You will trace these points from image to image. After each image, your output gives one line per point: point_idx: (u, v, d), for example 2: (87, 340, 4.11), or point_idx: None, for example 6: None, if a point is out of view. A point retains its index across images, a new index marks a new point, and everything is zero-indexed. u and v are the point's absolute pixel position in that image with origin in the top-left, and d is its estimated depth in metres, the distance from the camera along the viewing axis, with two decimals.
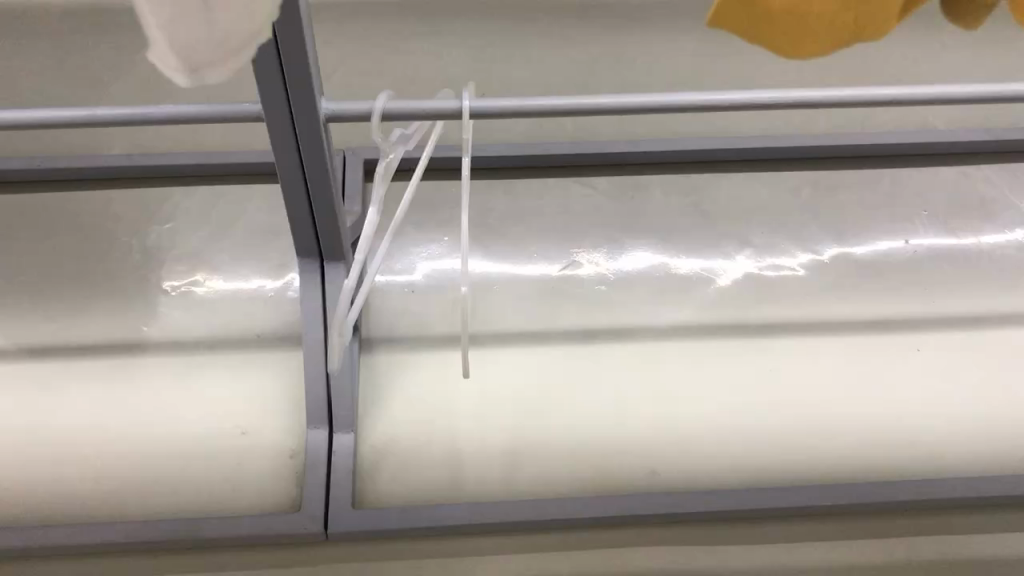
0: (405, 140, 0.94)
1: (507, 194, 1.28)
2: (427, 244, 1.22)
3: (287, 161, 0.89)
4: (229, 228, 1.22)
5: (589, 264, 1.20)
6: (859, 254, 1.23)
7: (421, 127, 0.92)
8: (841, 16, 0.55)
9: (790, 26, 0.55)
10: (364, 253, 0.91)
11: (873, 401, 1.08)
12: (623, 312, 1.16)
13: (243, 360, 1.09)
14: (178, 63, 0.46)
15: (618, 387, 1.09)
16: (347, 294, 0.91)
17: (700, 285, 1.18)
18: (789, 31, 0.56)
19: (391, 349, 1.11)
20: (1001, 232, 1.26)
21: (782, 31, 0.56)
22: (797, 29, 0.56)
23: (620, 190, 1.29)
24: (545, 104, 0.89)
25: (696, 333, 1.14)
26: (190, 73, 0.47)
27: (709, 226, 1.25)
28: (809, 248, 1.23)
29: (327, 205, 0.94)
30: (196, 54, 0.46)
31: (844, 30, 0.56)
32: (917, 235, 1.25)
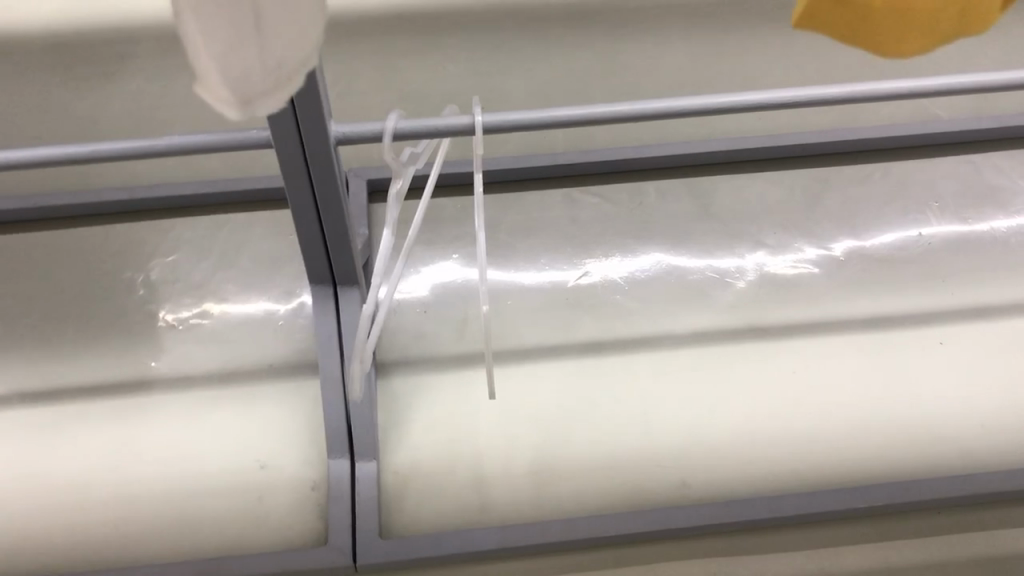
0: (416, 159, 0.92)
1: (513, 206, 1.26)
2: (435, 261, 1.20)
3: (298, 186, 0.86)
4: (234, 257, 1.20)
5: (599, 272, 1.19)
6: (871, 248, 1.21)
7: (432, 146, 0.90)
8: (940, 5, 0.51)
9: (887, 17, 0.51)
10: (380, 276, 0.89)
11: (899, 398, 1.07)
12: (641, 321, 1.14)
13: (258, 391, 1.07)
14: (231, 95, 0.45)
15: (640, 399, 1.07)
16: (366, 320, 0.89)
17: (715, 289, 1.17)
18: (884, 25, 0.52)
19: (408, 372, 1.08)
20: (1011, 218, 1.25)
21: (876, 23, 0.52)
22: (892, 23, 0.52)
23: (628, 196, 1.27)
24: (558, 114, 0.87)
25: (713, 338, 1.12)
26: (242, 106, 0.45)
27: (720, 229, 1.23)
28: (820, 243, 1.22)
29: (340, 231, 0.92)
30: (250, 84, 0.45)
31: (942, 24, 0.52)
32: (928, 226, 1.24)
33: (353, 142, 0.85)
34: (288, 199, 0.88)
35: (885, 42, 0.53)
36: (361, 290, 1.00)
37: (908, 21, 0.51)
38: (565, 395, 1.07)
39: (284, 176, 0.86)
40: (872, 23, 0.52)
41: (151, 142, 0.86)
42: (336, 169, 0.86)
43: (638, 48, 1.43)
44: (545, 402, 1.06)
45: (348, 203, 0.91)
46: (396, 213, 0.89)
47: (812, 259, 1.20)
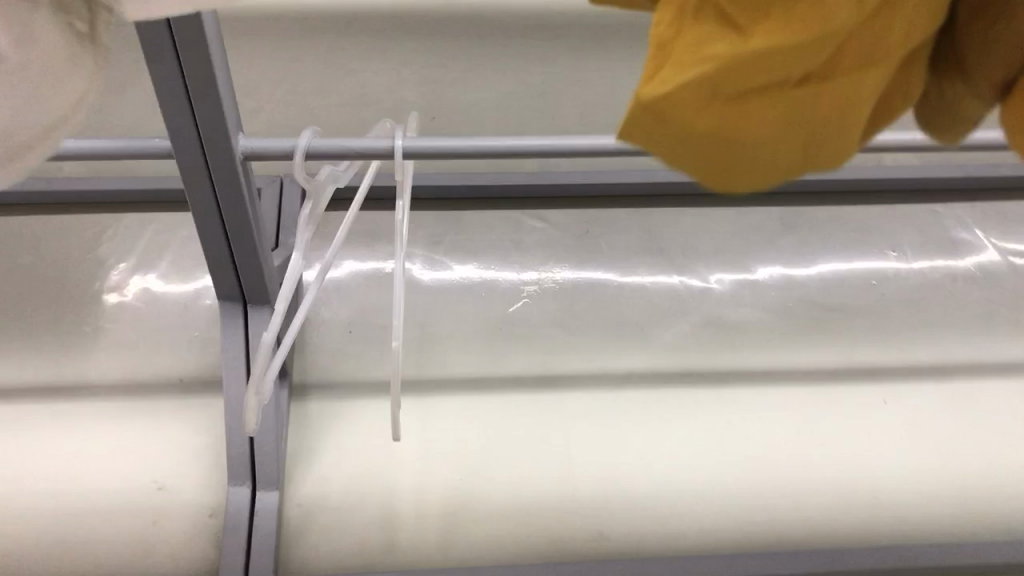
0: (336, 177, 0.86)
1: (455, 225, 1.20)
2: (357, 256, 1.15)
3: (201, 200, 0.81)
4: (156, 260, 1.14)
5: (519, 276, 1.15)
6: (802, 276, 1.18)
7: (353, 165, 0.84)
8: (791, 128, 0.43)
9: (734, 142, 0.42)
10: (284, 302, 0.82)
11: (835, 458, 1.02)
12: (576, 357, 1.09)
13: (164, 407, 1.01)
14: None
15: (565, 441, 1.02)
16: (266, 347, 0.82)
17: (657, 331, 1.11)
18: (728, 155, 0.43)
19: (325, 396, 1.03)
20: (955, 259, 1.22)
21: (720, 152, 0.43)
22: (737, 152, 0.43)
23: (575, 223, 1.21)
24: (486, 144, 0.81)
25: (648, 380, 1.07)
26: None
27: (669, 265, 1.18)
28: (749, 267, 1.18)
29: (249, 247, 0.86)
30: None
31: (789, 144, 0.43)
32: (867, 259, 1.21)
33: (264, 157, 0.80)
34: (192, 212, 0.83)
35: (725, 170, 0.44)
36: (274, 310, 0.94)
37: (753, 148, 0.43)
38: (487, 432, 1.02)
39: (187, 186, 0.80)
40: (718, 151, 0.42)
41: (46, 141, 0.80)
42: (244, 183, 0.81)
43: (602, 67, 1.37)
44: (466, 438, 1.01)
45: (259, 217, 0.86)
46: (308, 234, 0.83)
47: (763, 305, 1.15)
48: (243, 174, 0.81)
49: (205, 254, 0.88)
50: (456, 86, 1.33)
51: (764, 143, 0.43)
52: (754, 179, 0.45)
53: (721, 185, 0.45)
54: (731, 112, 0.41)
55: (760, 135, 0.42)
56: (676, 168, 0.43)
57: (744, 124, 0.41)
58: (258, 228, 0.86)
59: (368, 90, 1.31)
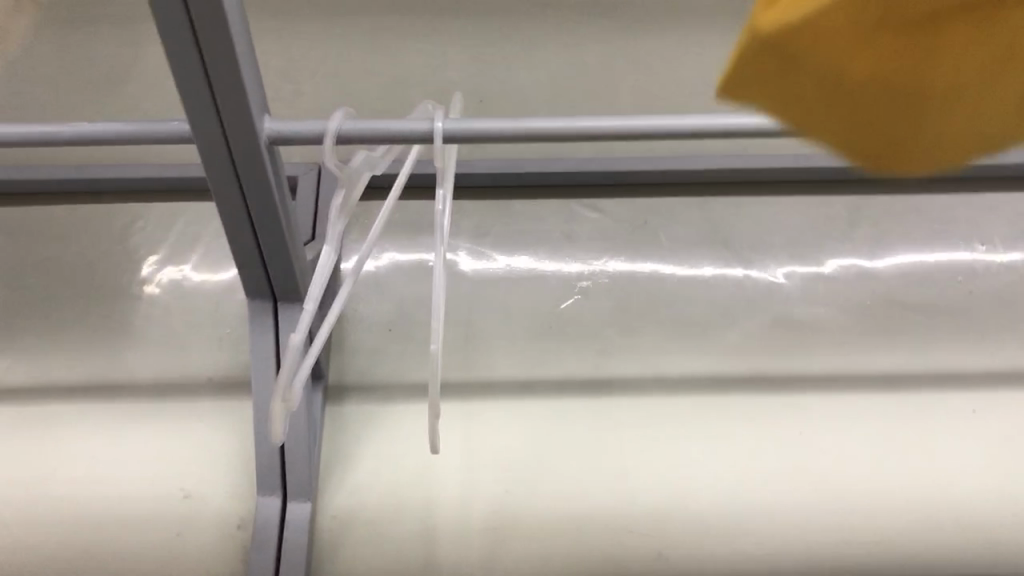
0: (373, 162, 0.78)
1: (503, 216, 1.12)
2: (393, 242, 1.08)
3: (226, 191, 0.74)
4: (186, 252, 1.08)
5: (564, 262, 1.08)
6: (873, 267, 1.08)
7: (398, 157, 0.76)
8: (968, 98, 0.40)
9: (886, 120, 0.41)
10: (314, 299, 0.73)
11: (915, 474, 0.93)
12: (631, 360, 1.00)
13: (191, 409, 0.95)
14: None
15: (621, 454, 0.94)
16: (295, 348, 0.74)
17: (722, 332, 1.02)
18: (893, 121, 0.41)
19: (362, 400, 0.96)
20: None
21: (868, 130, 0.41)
22: (905, 119, 0.40)
23: (630, 213, 1.13)
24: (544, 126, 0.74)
25: (710, 385, 0.98)
26: None
27: (734, 261, 1.08)
28: (813, 255, 1.09)
29: (277, 238, 0.79)
30: None
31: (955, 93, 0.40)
32: (945, 245, 1.10)
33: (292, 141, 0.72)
34: (217, 206, 0.76)
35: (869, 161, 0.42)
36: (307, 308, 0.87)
37: (925, 116, 0.40)
38: (535, 442, 0.94)
39: (210, 171, 0.73)
40: (861, 121, 0.41)
41: (61, 124, 0.73)
42: (269, 169, 0.73)
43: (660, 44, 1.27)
44: (512, 448, 0.93)
45: (288, 205, 0.78)
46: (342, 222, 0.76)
47: (841, 307, 1.05)
48: (269, 159, 0.73)
49: (232, 251, 0.81)
50: (504, 66, 1.25)
51: (939, 109, 0.40)
52: (918, 157, 0.42)
53: (881, 164, 0.42)
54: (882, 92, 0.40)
55: (931, 98, 0.40)
56: (817, 141, 0.42)
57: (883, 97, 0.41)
58: (287, 216, 0.79)
59: (412, 71, 1.23)
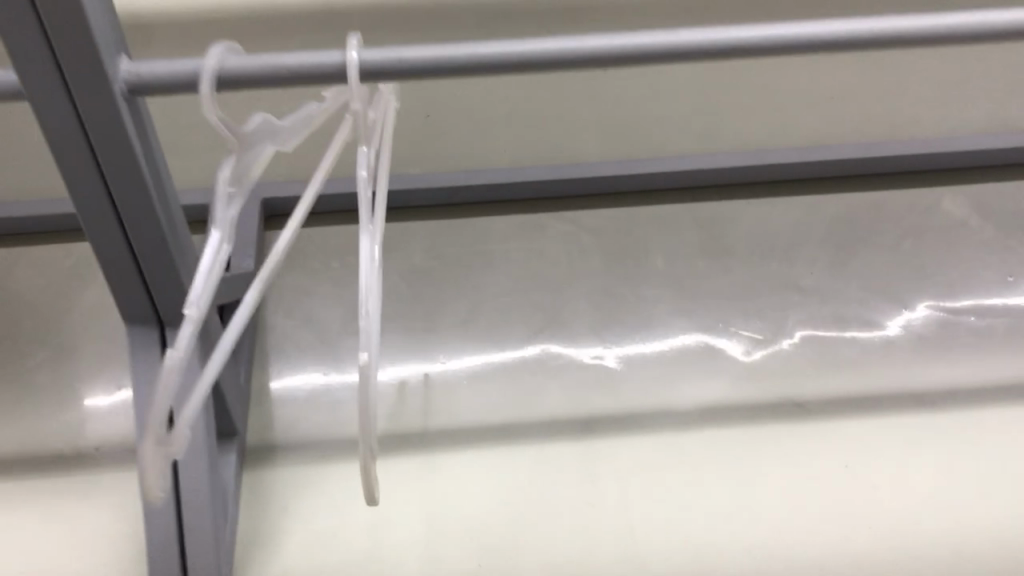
0: (270, 133, 0.60)
1: (458, 238, 0.94)
2: (326, 274, 0.91)
3: (81, 177, 0.55)
4: (75, 293, 0.87)
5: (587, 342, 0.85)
6: (965, 313, 0.86)
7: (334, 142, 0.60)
8: None
9: None
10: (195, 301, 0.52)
11: (1001, 510, 0.73)
12: (629, 393, 0.81)
13: (71, 486, 0.75)
14: None
15: (613, 505, 0.73)
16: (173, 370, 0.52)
17: (727, 353, 0.84)
18: None
19: (292, 463, 0.76)
20: None
21: None
22: None
23: (612, 225, 0.95)
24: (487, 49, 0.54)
25: (730, 416, 0.79)
26: None
27: (740, 269, 0.90)
28: (836, 259, 0.91)
29: (152, 233, 0.58)
30: None
31: None
32: (989, 243, 0.93)
33: (159, 85, 0.53)
34: (71, 200, 0.56)
35: None
36: (206, 340, 0.66)
37: None
38: (502, 499, 0.74)
39: (47, 129, 0.53)
40: None
41: None
42: (131, 125, 0.53)
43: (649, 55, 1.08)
44: (474, 509, 0.73)
45: (164, 187, 0.58)
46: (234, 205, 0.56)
47: (877, 323, 0.86)
48: (130, 111, 0.53)
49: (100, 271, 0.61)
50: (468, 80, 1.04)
51: None
52: None
53: None
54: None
55: None
56: None
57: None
58: (164, 203, 0.59)
59: None
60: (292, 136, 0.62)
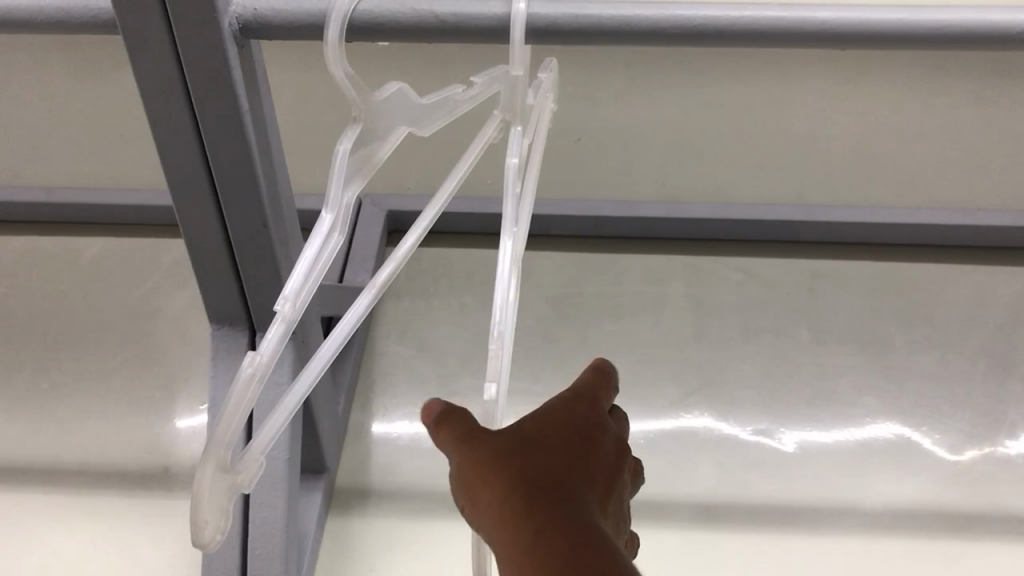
0: (418, 121, 0.44)
1: (604, 276, 0.82)
2: (450, 301, 0.79)
3: (175, 137, 0.45)
4: (175, 295, 0.79)
5: (758, 426, 0.70)
6: None
7: (477, 149, 0.46)
8: None
9: None
10: (295, 285, 0.38)
11: None
12: (793, 479, 0.66)
13: (131, 505, 0.64)
14: None
15: None
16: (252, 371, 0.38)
17: (912, 433, 0.69)
18: None
19: (386, 512, 0.64)
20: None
21: None
22: None
23: (782, 279, 0.81)
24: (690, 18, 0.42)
25: (921, 523, 0.63)
26: None
27: (939, 347, 0.75)
28: None
29: (252, 215, 0.48)
30: None
31: None
32: None
33: (275, 27, 0.42)
34: (162, 165, 0.46)
35: None
36: (302, 352, 0.55)
37: None
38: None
39: (137, 71, 0.42)
40: None
41: None
42: (239, 78, 0.42)
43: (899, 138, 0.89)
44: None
45: (272, 160, 0.47)
46: (353, 190, 0.40)
47: None
48: (240, 60, 0.43)
49: (190, 257, 0.51)
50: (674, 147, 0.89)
51: None
52: None
53: None
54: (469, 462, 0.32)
55: None
56: None
57: (574, 473, 0.31)
58: (270, 180, 0.48)
59: None
60: (427, 125, 0.45)
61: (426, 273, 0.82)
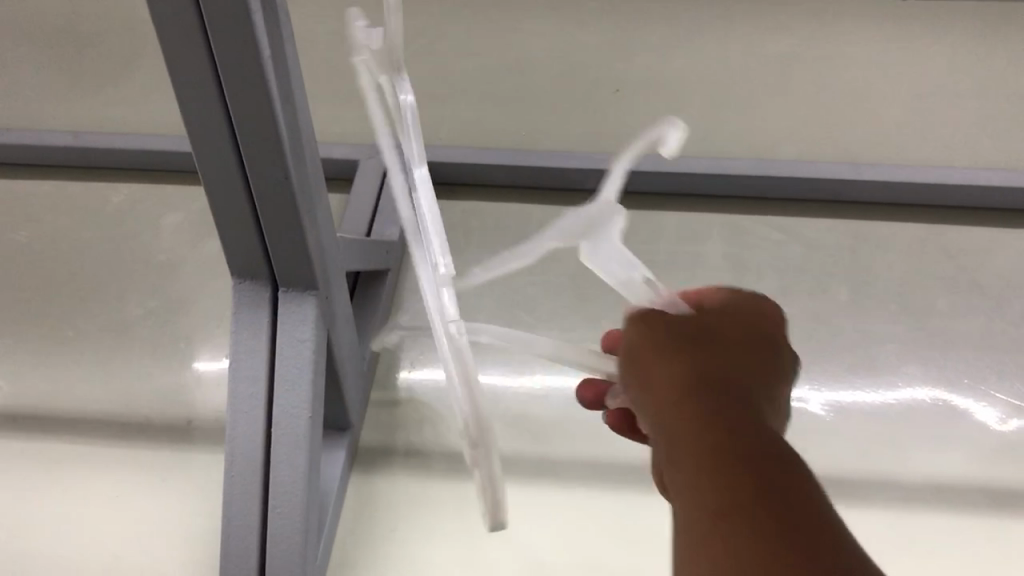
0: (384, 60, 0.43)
1: (640, 234, 0.79)
2: (478, 256, 0.77)
3: (193, 82, 0.42)
4: (198, 245, 0.78)
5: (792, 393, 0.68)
6: None
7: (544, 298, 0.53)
8: None
9: None
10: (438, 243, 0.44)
11: None
12: (828, 447, 0.64)
13: (153, 459, 0.64)
14: None
15: None
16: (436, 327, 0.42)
17: (950, 396, 0.67)
18: None
19: (409, 471, 0.63)
20: None
21: None
22: None
23: (823, 240, 0.78)
24: None
25: (961, 496, 0.61)
26: None
27: (985, 314, 0.72)
28: None
29: (273, 165, 0.45)
30: None
31: None
32: None
33: None
34: (181, 112, 0.44)
35: None
36: (326, 308, 0.54)
37: None
38: (661, 555, 0.59)
39: (154, 17, 0.40)
40: None
41: None
42: (260, 21, 0.40)
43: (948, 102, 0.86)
44: (620, 558, 0.59)
45: (293, 108, 0.45)
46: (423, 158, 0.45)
47: None
48: (264, 21, 0.40)
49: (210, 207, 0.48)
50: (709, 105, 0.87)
51: None
52: None
53: None
54: (661, 366, 0.37)
55: None
56: None
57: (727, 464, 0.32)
58: (291, 128, 0.45)
59: (528, 51, 0.93)
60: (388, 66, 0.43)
61: (454, 227, 0.80)
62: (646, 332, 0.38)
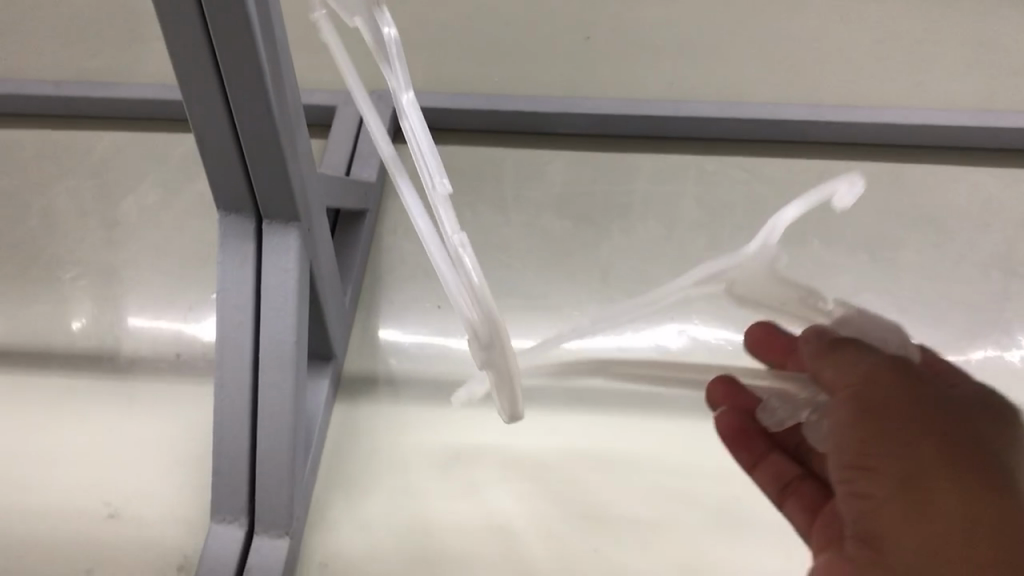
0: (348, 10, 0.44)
1: (610, 175, 0.82)
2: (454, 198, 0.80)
3: (178, 19, 0.44)
4: (182, 189, 0.80)
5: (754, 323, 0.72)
6: None
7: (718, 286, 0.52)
8: None
9: None
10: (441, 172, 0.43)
11: None
12: None
13: (145, 389, 0.67)
14: None
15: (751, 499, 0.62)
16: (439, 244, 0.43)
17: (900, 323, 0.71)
18: None
19: (391, 398, 0.67)
20: None
21: None
22: None
23: (785, 178, 0.81)
24: None
25: None
26: None
27: (935, 247, 0.76)
28: None
29: (256, 100, 0.48)
30: None
31: None
32: None
33: None
34: (167, 49, 0.46)
35: None
36: (308, 239, 0.57)
37: None
38: (629, 472, 0.63)
39: None
40: None
41: None
42: None
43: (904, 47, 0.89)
44: (589, 476, 0.63)
45: (273, 45, 0.47)
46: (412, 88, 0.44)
47: None
48: None
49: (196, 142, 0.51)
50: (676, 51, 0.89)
51: None
52: None
53: None
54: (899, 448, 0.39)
55: None
56: None
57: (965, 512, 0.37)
58: (272, 65, 0.48)
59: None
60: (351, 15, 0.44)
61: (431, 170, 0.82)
62: (883, 404, 0.41)
